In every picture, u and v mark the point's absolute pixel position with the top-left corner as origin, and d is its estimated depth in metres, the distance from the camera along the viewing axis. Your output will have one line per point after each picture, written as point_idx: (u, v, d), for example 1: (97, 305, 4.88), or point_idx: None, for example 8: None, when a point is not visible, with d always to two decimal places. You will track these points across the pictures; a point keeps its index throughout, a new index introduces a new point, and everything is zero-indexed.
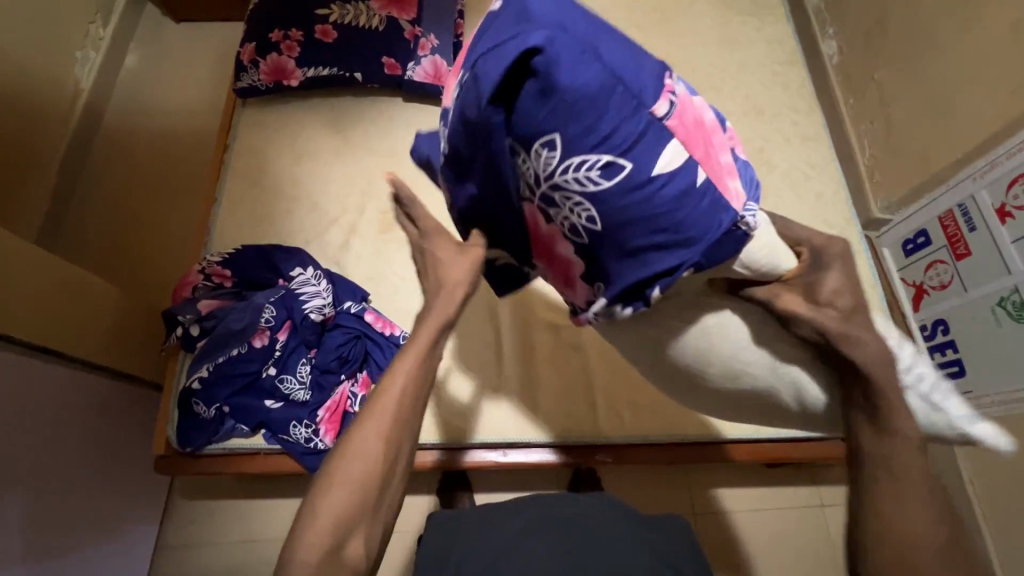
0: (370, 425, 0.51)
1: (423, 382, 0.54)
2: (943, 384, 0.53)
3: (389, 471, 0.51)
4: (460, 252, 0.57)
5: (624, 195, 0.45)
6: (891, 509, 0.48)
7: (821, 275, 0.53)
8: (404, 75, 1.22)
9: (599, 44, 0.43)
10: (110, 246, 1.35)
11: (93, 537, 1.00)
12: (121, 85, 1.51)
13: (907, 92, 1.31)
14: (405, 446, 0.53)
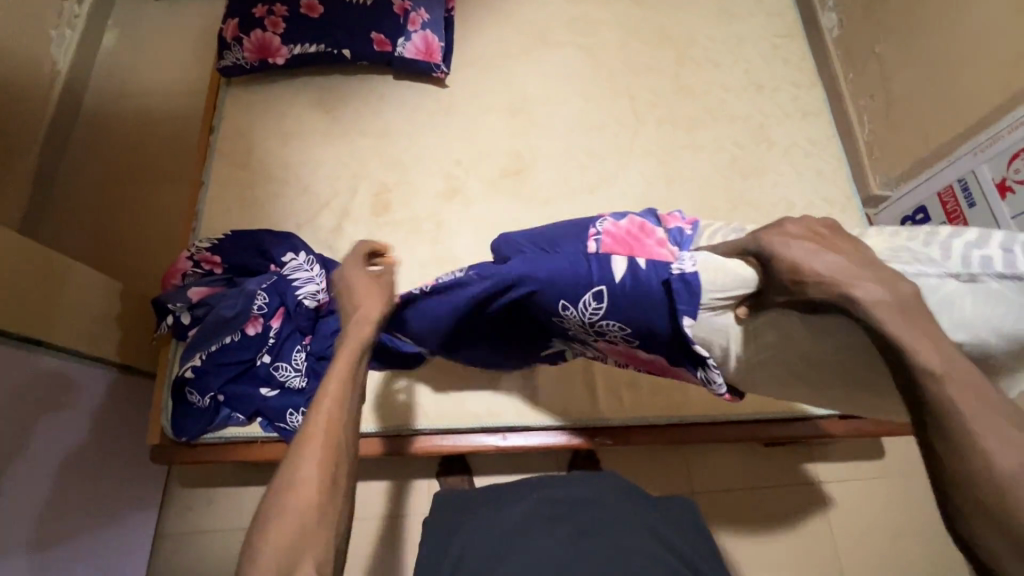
0: (302, 450, 0.53)
1: (348, 400, 0.57)
2: (974, 255, 0.51)
3: (332, 480, 0.52)
4: (371, 287, 0.71)
5: (619, 301, 0.63)
6: (971, 457, 0.40)
7: (774, 258, 0.52)
8: (394, 52, 1.18)
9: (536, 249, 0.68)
10: (96, 233, 1.32)
11: (91, 527, 0.99)
12: (100, 65, 1.46)
13: (908, 65, 1.28)
14: (344, 462, 0.54)
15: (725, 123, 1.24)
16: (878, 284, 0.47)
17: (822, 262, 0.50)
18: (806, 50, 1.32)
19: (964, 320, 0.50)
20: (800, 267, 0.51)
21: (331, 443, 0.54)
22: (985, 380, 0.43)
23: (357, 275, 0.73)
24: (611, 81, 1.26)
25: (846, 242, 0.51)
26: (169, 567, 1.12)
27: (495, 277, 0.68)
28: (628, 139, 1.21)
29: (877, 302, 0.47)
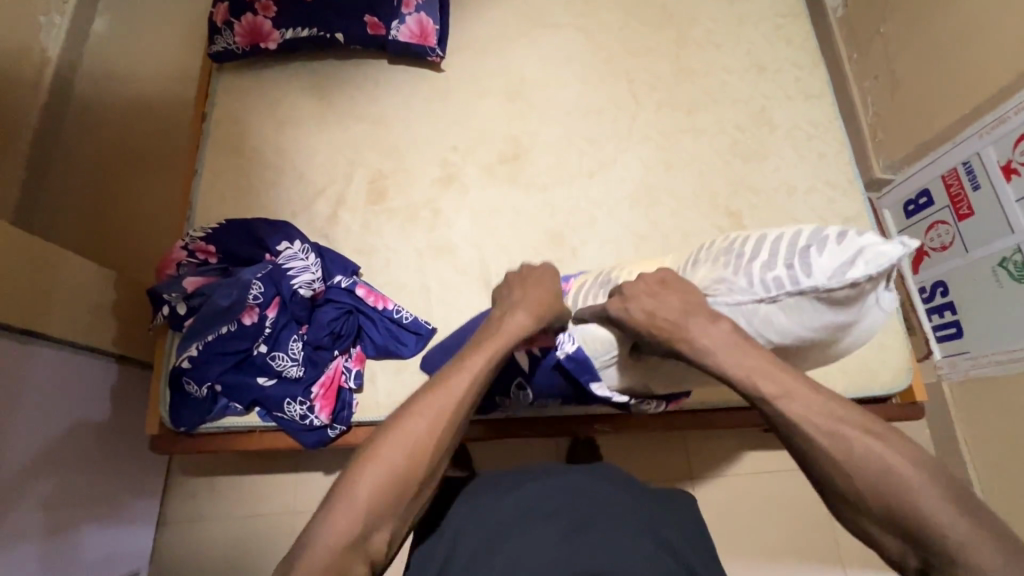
0: (415, 428, 0.57)
1: (468, 400, 0.61)
2: (788, 275, 0.58)
3: (426, 471, 0.57)
4: (545, 297, 0.74)
5: (541, 376, 0.85)
6: (845, 468, 0.52)
7: (625, 313, 0.66)
8: (388, 35, 1.16)
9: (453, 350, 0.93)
10: (90, 224, 1.30)
11: (93, 517, 1.00)
12: (90, 51, 1.43)
13: (914, 44, 1.25)
14: (444, 454, 0.59)
15: (726, 106, 1.21)
16: (702, 333, 0.60)
17: (660, 302, 0.63)
18: (809, 30, 1.29)
19: (784, 329, 0.61)
20: (631, 313, 0.65)
21: (442, 435, 0.58)
22: (805, 389, 0.55)
23: (534, 279, 0.77)
24: (610, 63, 1.23)
25: (672, 285, 0.65)
26: (171, 556, 1.13)
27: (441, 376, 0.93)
28: (627, 124, 1.19)
29: (712, 350, 0.59)
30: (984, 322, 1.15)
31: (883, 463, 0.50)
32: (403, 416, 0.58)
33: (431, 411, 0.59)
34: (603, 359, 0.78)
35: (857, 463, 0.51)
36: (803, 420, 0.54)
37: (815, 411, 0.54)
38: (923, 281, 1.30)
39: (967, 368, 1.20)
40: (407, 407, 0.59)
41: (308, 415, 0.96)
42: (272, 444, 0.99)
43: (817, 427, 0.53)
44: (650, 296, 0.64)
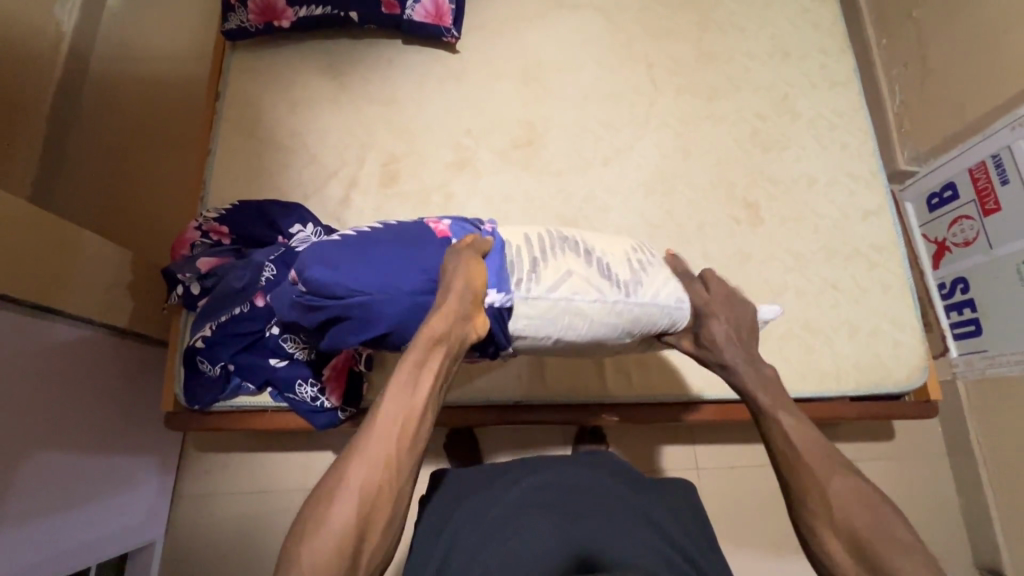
0: (346, 468, 0.51)
1: (402, 417, 0.53)
2: None
3: (366, 512, 0.50)
4: (471, 267, 0.59)
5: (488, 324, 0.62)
6: (828, 491, 0.57)
7: (711, 326, 0.68)
8: (403, 14, 1.13)
9: (357, 259, 0.60)
10: (105, 202, 1.31)
11: (112, 489, 1.03)
12: (105, 27, 1.42)
13: (947, 31, 1.20)
14: (387, 486, 0.51)
15: (747, 93, 1.18)
16: (753, 372, 0.67)
17: (739, 344, 0.68)
18: (838, 14, 1.25)
19: None
20: (719, 339, 0.68)
21: (375, 466, 0.51)
22: (812, 431, 0.62)
23: (461, 252, 0.60)
24: (629, 47, 1.20)
25: (749, 323, 0.70)
26: (186, 528, 1.16)
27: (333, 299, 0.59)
28: (644, 110, 1.17)
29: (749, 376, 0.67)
30: (1002, 321, 1.14)
31: (870, 507, 0.56)
32: (337, 467, 0.52)
33: (359, 444, 0.52)
34: (549, 317, 0.64)
35: (838, 486, 0.57)
36: (804, 453, 0.60)
37: (810, 449, 0.60)
38: (943, 276, 1.28)
39: (984, 367, 1.18)
40: (343, 454, 0.52)
41: (319, 398, 0.96)
42: (283, 424, 1.02)
43: (820, 467, 0.59)
44: (738, 333, 0.69)
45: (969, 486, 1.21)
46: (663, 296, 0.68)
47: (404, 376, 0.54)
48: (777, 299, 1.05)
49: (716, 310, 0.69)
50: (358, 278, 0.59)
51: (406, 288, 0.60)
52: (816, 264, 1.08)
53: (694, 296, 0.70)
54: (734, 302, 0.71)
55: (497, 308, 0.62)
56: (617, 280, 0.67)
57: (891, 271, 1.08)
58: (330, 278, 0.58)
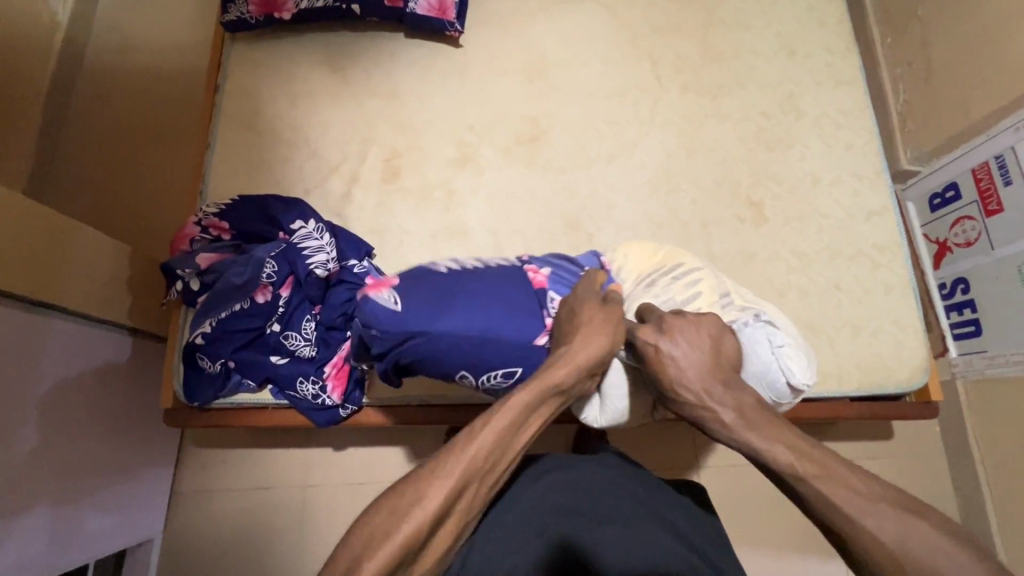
0: (432, 486, 0.49)
1: (498, 453, 0.53)
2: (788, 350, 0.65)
3: (434, 532, 0.48)
4: (601, 330, 0.62)
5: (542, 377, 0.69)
6: (878, 533, 0.47)
7: (657, 356, 0.61)
8: (406, 8, 1.12)
9: (424, 306, 0.64)
10: (101, 195, 1.30)
11: (110, 485, 1.02)
12: (101, 17, 1.40)
13: (953, 30, 1.20)
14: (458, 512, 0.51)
15: (753, 91, 1.17)
16: (728, 399, 0.57)
17: (699, 377, 0.59)
18: (844, 11, 1.24)
19: (772, 387, 0.65)
20: (669, 375, 0.60)
21: (460, 492, 0.50)
22: (836, 462, 0.51)
23: (590, 308, 0.65)
24: (634, 42, 1.19)
25: (704, 349, 0.60)
26: (185, 525, 1.16)
27: (394, 336, 0.63)
28: (649, 106, 1.16)
29: (735, 423, 0.56)
30: (1003, 322, 1.14)
31: (921, 536, 0.46)
32: (418, 483, 0.49)
33: (450, 465, 0.50)
34: None
35: (880, 529, 0.47)
36: (833, 496, 0.49)
37: (838, 487, 0.49)
38: (944, 276, 1.28)
39: (983, 367, 1.18)
40: (430, 467, 0.50)
41: (320, 395, 0.96)
42: (282, 421, 1.02)
43: (849, 502, 0.48)
44: (697, 361, 0.60)
45: (967, 485, 1.22)
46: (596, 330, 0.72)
47: (512, 412, 0.54)
48: (780, 299, 1.05)
49: (652, 337, 0.61)
50: (421, 321, 0.63)
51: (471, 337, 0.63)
52: (819, 264, 1.08)
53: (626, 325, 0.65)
54: (680, 321, 0.62)
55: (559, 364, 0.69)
56: None
57: (894, 271, 1.08)
58: (391, 318, 0.63)
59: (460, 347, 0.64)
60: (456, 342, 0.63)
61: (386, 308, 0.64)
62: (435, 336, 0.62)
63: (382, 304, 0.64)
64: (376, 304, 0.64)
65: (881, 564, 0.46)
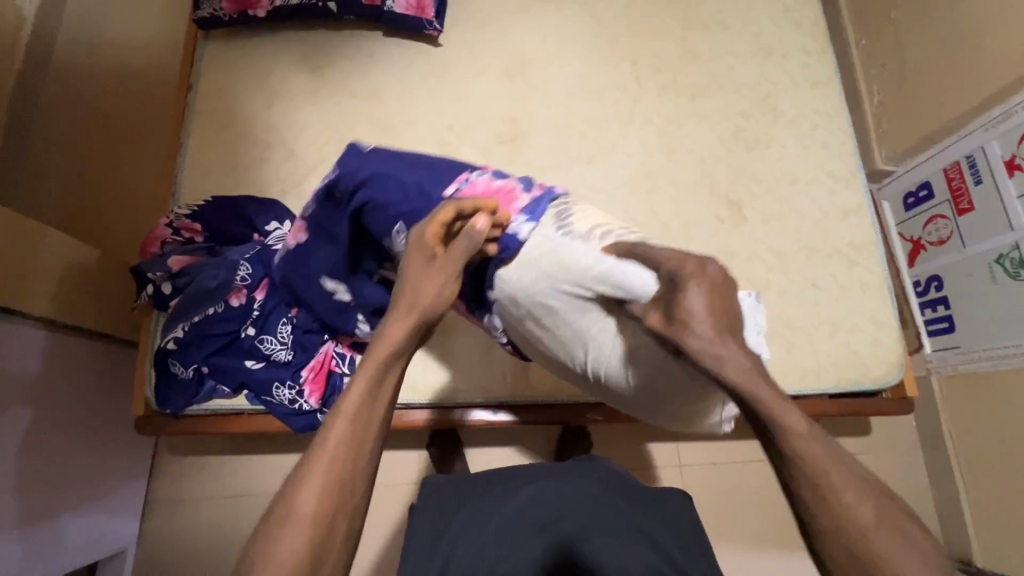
0: (302, 489, 0.43)
1: (367, 423, 0.46)
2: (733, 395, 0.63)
3: (328, 531, 0.42)
4: (435, 264, 0.56)
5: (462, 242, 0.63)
6: (870, 532, 0.39)
7: (680, 293, 0.47)
8: (383, 6, 1.11)
9: (387, 158, 0.71)
10: (69, 197, 1.26)
11: (80, 497, 0.99)
12: (68, 14, 1.36)
13: (924, 33, 1.22)
14: (348, 497, 0.44)
15: (731, 92, 1.18)
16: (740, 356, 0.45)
17: (717, 326, 0.46)
18: (819, 14, 1.25)
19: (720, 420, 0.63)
20: (692, 315, 0.46)
21: (336, 477, 0.44)
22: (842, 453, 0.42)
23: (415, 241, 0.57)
24: (613, 42, 1.19)
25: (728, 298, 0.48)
26: (160, 535, 1.13)
27: (347, 173, 0.72)
28: (629, 106, 1.16)
29: (741, 371, 0.44)
30: (974, 318, 1.16)
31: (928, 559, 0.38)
32: (286, 495, 0.43)
33: (315, 458, 0.44)
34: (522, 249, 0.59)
35: (875, 534, 0.39)
36: (827, 481, 0.40)
37: (836, 472, 0.41)
38: (918, 274, 1.30)
39: (957, 363, 1.21)
40: (295, 472, 0.44)
41: (297, 400, 0.94)
42: (260, 428, 0.97)
43: (846, 488, 0.40)
44: (714, 306, 0.46)
45: (943, 479, 1.24)
46: (582, 248, 0.56)
47: (365, 378, 0.48)
48: (759, 298, 1.06)
49: (687, 275, 0.48)
50: (377, 166, 0.70)
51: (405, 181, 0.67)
52: (797, 263, 1.09)
53: (657, 259, 0.51)
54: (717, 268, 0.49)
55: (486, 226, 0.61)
56: (576, 232, 0.57)
57: (871, 270, 1.10)
58: (355, 163, 0.72)
59: (398, 179, 0.68)
60: (395, 183, 0.67)
61: (357, 156, 0.73)
62: (383, 178, 0.68)
63: (358, 147, 0.75)
64: (355, 151, 0.74)
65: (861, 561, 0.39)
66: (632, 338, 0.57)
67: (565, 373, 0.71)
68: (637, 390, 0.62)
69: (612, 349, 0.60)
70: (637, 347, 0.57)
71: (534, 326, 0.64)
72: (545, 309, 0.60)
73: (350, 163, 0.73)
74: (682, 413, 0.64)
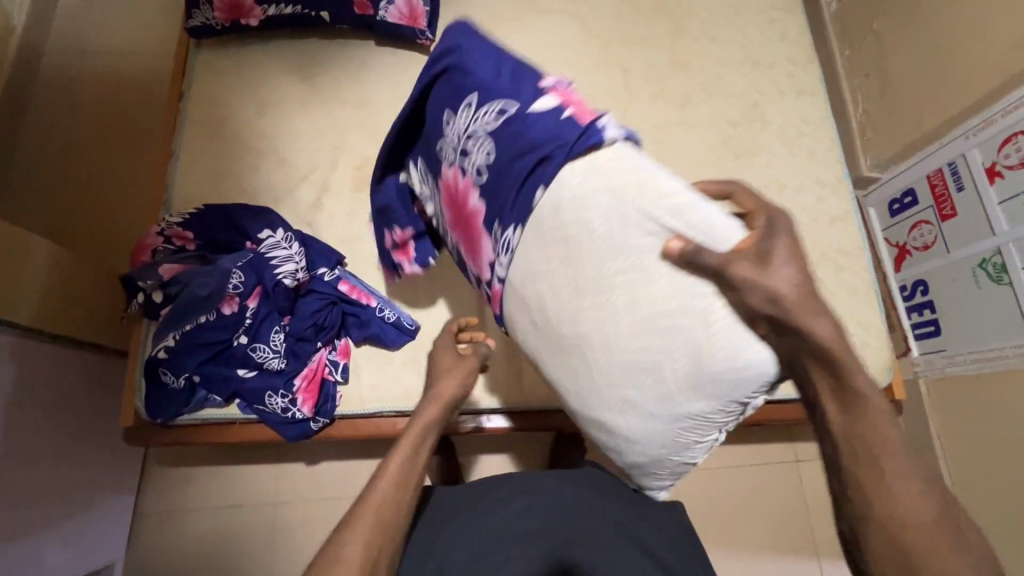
0: (354, 532, 0.55)
1: (405, 483, 0.60)
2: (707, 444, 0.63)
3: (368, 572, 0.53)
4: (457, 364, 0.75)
5: (532, 129, 0.58)
6: (890, 488, 0.48)
7: (773, 245, 0.49)
8: (376, 15, 1.11)
9: (490, 39, 0.67)
10: (57, 206, 1.25)
11: (67, 510, 0.97)
12: (58, 23, 1.36)
13: (905, 43, 1.25)
14: (385, 547, 0.56)
15: (719, 100, 1.20)
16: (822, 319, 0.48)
17: (800, 282, 0.48)
18: (804, 25, 1.28)
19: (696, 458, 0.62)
20: (786, 278, 0.48)
21: (378, 527, 0.56)
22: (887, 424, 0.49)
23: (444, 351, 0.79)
24: (603, 52, 1.21)
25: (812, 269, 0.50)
26: (149, 548, 1.11)
27: (447, 43, 0.68)
28: (619, 115, 1.17)
29: (818, 338, 0.49)
30: (960, 322, 1.18)
31: (933, 513, 0.48)
32: (336, 539, 0.54)
33: (365, 507, 0.57)
34: (596, 157, 0.55)
35: (894, 495, 0.48)
36: (865, 445, 0.49)
37: (875, 436, 0.49)
38: (905, 279, 1.32)
39: (943, 366, 1.23)
40: (344, 522, 0.56)
41: (290, 409, 0.93)
42: (253, 437, 0.97)
43: (881, 450, 0.49)
44: (801, 269, 0.49)
45: None
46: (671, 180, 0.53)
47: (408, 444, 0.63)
48: None
49: (778, 235, 0.50)
50: (480, 41, 0.66)
51: (502, 64, 0.63)
52: None
53: (760, 220, 0.51)
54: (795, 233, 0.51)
55: (564, 120, 0.56)
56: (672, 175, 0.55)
57: (858, 275, 1.11)
58: (463, 30, 0.67)
59: (496, 57, 0.64)
60: (487, 64, 0.64)
61: (466, 28, 0.68)
62: (479, 55, 0.64)
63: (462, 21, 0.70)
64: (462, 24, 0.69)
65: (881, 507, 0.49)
66: (677, 285, 0.52)
67: (546, 333, 0.62)
68: (636, 364, 0.56)
69: (636, 303, 0.54)
70: (676, 305, 0.52)
71: (553, 252, 0.58)
72: (588, 229, 0.55)
73: (457, 31, 0.68)
74: (667, 407, 0.56)
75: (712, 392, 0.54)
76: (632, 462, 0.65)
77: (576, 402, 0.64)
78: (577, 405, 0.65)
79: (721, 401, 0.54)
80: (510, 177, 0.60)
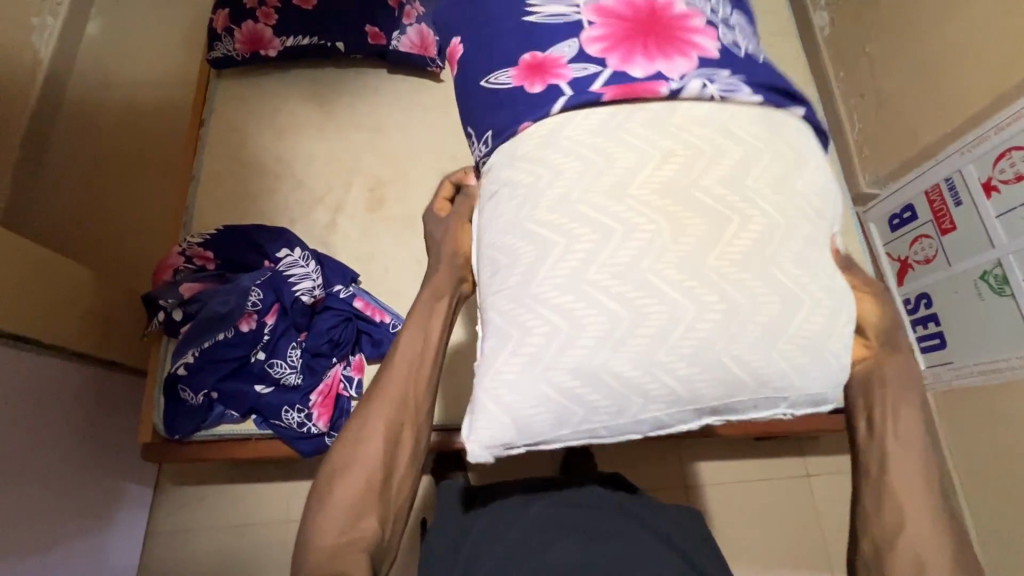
0: (373, 412, 0.62)
1: (416, 362, 0.64)
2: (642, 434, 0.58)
3: (389, 445, 0.62)
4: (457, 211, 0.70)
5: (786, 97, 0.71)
6: (903, 511, 0.56)
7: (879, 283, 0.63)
8: (388, 45, 1.17)
9: None
10: (78, 228, 1.28)
11: (81, 529, 0.98)
12: (84, 54, 1.42)
13: (896, 64, 1.30)
14: (405, 423, 0.63)
15: None
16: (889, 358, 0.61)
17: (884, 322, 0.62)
18: (799, 49, 1.33)
19: (650, 432, 0.57)
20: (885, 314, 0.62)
21: (393, 407, 0.62)
22: (922, 463, 0.58)
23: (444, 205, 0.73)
24: None
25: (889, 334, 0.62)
26: (161, 569, 1.11)
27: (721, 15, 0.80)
28: None
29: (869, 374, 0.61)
30: (963, 334, 1.20)
31: (939, 540, 0.55)
32: (360, 417, 0.63)
33: (383, 386, 0.63)
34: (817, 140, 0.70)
35: (907, 519, 0.56)
36: (894, 475, 0.58)
37: (898, 471, 0.58)
38: (907, 292, 1.34)
39: (950, 378, 1.23)
40: (367, 401, 0.63)
41: (306, 424, 0.94)
42: (268, 453, 0.96)
43: (904, 485, 0.57)
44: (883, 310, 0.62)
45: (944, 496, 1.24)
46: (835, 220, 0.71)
47: (416, 320, 0.65)
48: None
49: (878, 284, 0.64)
50: None
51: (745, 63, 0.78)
52: None
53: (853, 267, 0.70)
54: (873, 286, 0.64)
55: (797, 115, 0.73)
56: None
57: None
58: None
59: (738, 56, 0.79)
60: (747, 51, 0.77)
61: None
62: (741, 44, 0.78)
63: None
64: None
65: (888, 522, 0.57)
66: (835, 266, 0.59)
67: (682, 179, 0.56)
68: (773, 276, 0.54)
69: (811, 244, 0.57)
70: (829, 283, 0.57)
71: (770, 148, 0.59)
72: (814, 165, 0.62)
73: None
74: (742, 357, 0.53)
75: (783, 361, 0.54)
76: (595, 372, 0.53)
77: (635, 260, 0.53)
78: (628, 263, 0.53)
79: (766, 391, 0.55)
80: (768, 73, 0.63)
